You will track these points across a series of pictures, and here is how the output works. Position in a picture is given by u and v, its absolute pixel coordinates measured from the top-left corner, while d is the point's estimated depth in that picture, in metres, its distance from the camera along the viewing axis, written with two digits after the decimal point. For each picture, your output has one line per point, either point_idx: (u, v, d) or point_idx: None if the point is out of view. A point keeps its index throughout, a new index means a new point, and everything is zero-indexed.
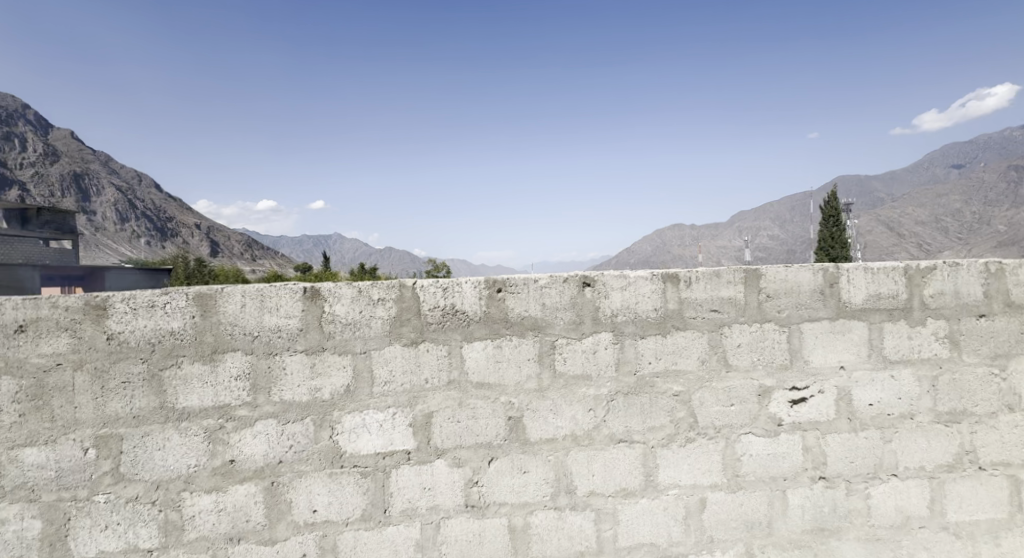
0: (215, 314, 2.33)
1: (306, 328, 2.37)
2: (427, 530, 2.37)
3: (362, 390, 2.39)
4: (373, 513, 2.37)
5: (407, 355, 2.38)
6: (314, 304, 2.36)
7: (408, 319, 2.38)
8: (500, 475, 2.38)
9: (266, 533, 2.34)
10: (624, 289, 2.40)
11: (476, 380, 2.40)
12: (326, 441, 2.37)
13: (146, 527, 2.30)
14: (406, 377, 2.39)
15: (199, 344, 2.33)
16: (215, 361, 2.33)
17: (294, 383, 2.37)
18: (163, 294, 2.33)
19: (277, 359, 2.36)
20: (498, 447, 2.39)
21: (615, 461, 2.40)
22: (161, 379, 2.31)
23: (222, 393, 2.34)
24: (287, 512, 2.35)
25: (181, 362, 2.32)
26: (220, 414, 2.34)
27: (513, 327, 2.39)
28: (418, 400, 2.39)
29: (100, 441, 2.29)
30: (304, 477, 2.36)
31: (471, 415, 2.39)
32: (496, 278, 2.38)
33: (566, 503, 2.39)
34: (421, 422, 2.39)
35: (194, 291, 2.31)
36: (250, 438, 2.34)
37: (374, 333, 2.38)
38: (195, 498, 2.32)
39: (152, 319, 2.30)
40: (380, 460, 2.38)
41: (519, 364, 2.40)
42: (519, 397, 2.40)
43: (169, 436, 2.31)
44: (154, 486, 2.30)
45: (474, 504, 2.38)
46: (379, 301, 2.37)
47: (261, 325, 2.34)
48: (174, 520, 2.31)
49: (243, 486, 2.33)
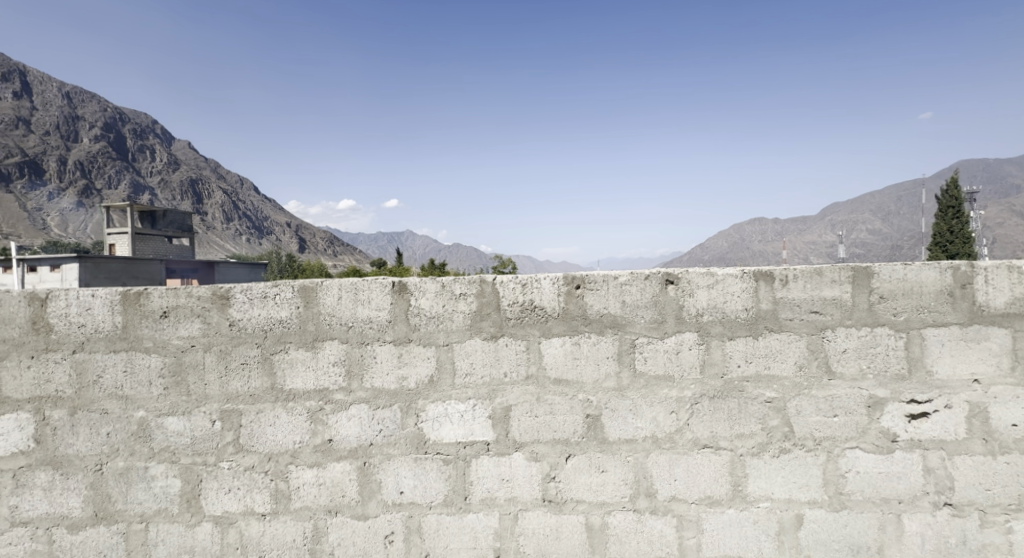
0: (316, 305, 2.48)
1: (395, 320, 2.46)
2: (505, 520, 2.39)
3: (444, 381, 2.44)
4: (455, 499, 2.42)
5: (487, 349, 2.41)
6: (402, 298, 2.45)
7: (487, 313, 2.41)
8: (577, 472, 2.36)
9: (359, 508, 2.46)
10: (710, 288, 2.28)
11: (554, 376, 2.38)
12: (412, 427, 2.45)
13: (261, 493, 2.49)
14: (486, 370, 2.42)
15: (303, 333, 2.48)
16: (316, 348, 2.48)
17: (383, 371, 2.47)
18: (274, 286, 2.51)
19: (369, 349, 2.47)
20: (576, 444, 2.36)
21: (700, 467, 2.30)
22: (272, 362, 2.49)
23: (322, 378, 2.48)
24: (377, 491, 2.46)
25: (288, 347, 2.48)
26: (320, 396, 2.48)
27: (592, 324, 2.35)
28: (497, 393, 2.42)
29: (224, 415, 2.50)
30: (392, 459, 2.45)
31: (548, 410, 2.38)
32: (576, 274, 2.34)
33: (646, 507, 2.32)
34: (500, 414, 2.41)
35: (300, 284, 2.49)
36: (345, 419, 2.47)
37: (456, 327, 2.43)
38: (299, 471, 2.48)
39: (265, 309, 2.48)
40: (461, 449, 2.43)
41: (597, 363, 2.35)
42: (597, 396, 2.36)
43: (279, 414, 2.48)
44: (267, 458, 2.49)
45: (552, 498, 2.37)
46: (460, 296, 2.42)
47: (354, 316, 2.47)
48: (283, 489, 2.48)
49: (340, 464, 2.47)
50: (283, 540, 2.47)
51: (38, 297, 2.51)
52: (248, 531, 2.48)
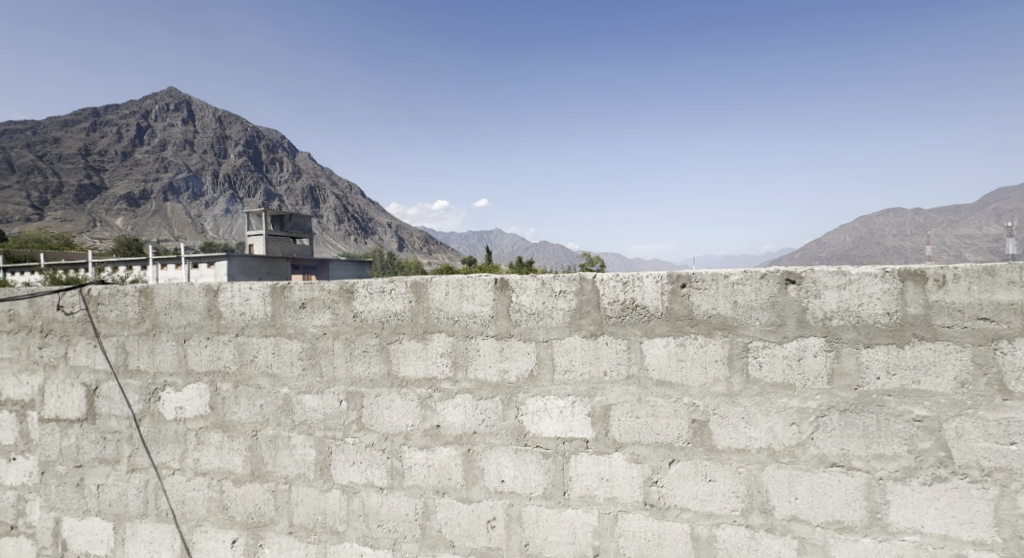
0: (426, 300, 2.63)
1: (497, 315, 2.52)
2: (604, 519, 2.34)
3: (544, 377, 2.45)
4: (554, 493, 2.43)
5: (586, 347, 2.38)
6: (503, 294, 2.50)
7: (587, 311, 2.37)
8: (682, 478, 2.24)
9: (464, 492, 2.56)
10: (843, 288, 2.06)
11: (656, 377, 2.29)
12: (512, 419, 2.50)
13: (379, 467, 2.71)
14: (586, 368, 2.39)
15: (414, 325, 2.66)
16: (426, 339, 2.63)
17: (485, 364, 2.54)
18: (391, 282, 2.72)
19: (473, 342, 2.56)
20: (680, 449, 2.25)
21: (827, 488, 2.09)
22: (389, 350, 2.70)
23: (431, 367, 2.62)
24: (480, 477, 2.54)
25: (402, 338, 2.68)
26: (429, 384, 2.63)
27: (699, 325, 2.22)
28: (597, 391, 2.37)
29: (349, 396, 2.77)
30: (493, 449, 2.52)
31: (651, 412, 2.29)
32: (681, 272, 2.24)
33: (761, 523, 2.15)
34: (599, 413, 2.37)
35: (412, 281, 2.65)
36: (451, 407, 2.59)
37: (556, 324, 2.43)
38: (411, 451, 2.65)
39: (383, 303, 2.71)
40: (560, 444, 2.43)
41: (705, 366, 2.22)
42: (704, 400, 2.23)
43: (394, 398, 2.69)
44: (384, 437, 2.70)
45: (654, 503, 2.28)
46: (560, 293, 2.41)
47: (460, 311, 2.57)
48: (397, 466, 2.67)
49: (447, 448, 2.59)
50: (398, 514, 2.66)
51: (212, 289, 3.03)
52: (369, 500, 2.72)
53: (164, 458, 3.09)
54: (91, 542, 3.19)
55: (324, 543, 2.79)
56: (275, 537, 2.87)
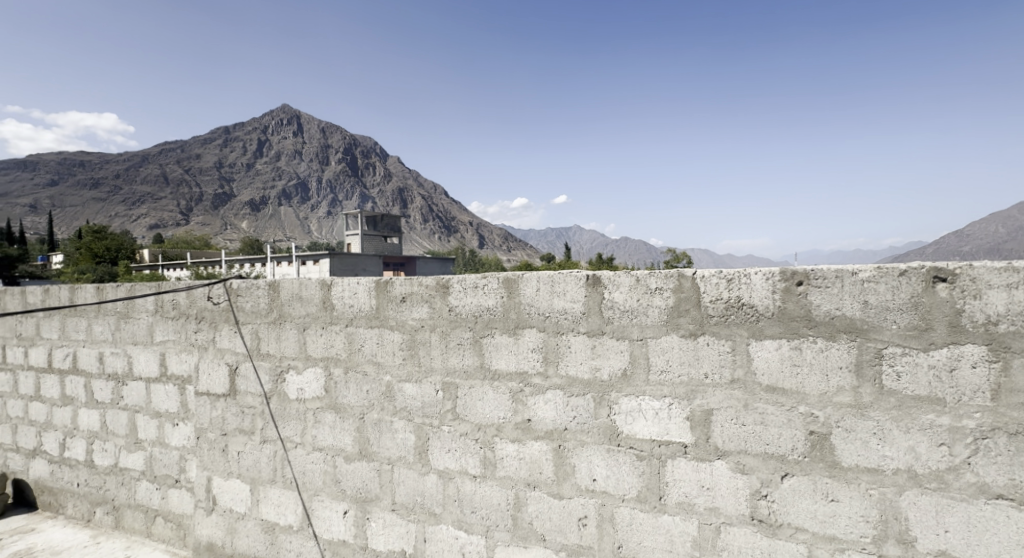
0: (517, 296, 2.64)
1: (589, 312, 2.47)
2: (705, 530, 2.21)
3: (638, 376, 2.37)
4: (649, 497, 2.32)
5: (685, 347, 2.26)
6: (595, 291, 2.46)
7: (686, 310, 2.26)
8: (797, 495, 2.05)
9: (555, 487, 2.53)
10: (1013, 288, 1.76)
11: (766, 383, 2.11)
12: (604, 418, 2.43)
13: (473, 457, 2.74)
14: (684, 369, 2.27)
15: (506, 320, 2.68)
16: (517, 334, 2.64)
17: (577, 361, 2.50)
18: (484, 277, 2.76)
19: (564, 339, 2.53)
20: (795, 462, 2.06)
21: (988, 523, 1.80)
22: (481, 344, 2.74)
23: (522, 361, 2.63)
24: (571, 474, 2.50)
25: (494, 332, 2.71)
26: (520, 379, 2.64)
27: (819, 328, 2.02)
28: (696, 394, 2.25)
29: (445, 386, 2.84)
30: (585, 446, 2.47)
31: (759, 420, 2.12)
32: (797, 269, 2.04)
33: (897, 555, 1.92)
34: (699, 417, 2.24)
35: (503, 276, 2.66)
36: (542, 403, 2.58)
37: (652, 322, 2.33)
38: (503, 443, 2.67)
39: (476, 298, 2.75)
40: (655, 448, 2.32)
41: (826, 373, 2.02)
42: (825, 411, 2.02)
43: (487, 391, 2.72)
44: (477, 428, 2.74)
45: (763, 519, 2.11)
46: (656, 291, 2.32)
47: (551, 308, 2.56)
48: (490, 457, 2.70)
49: (539, 443, 2.58)
50: (491, 503, 2.68)
51: (326, 283, 3.26)
52: (463, 487, 2.77)
53: (288, 432, 3.34)
54: (234, 499, 3.51)
55: (423, 524, 2.87)
56: (380, 513, 3.00)
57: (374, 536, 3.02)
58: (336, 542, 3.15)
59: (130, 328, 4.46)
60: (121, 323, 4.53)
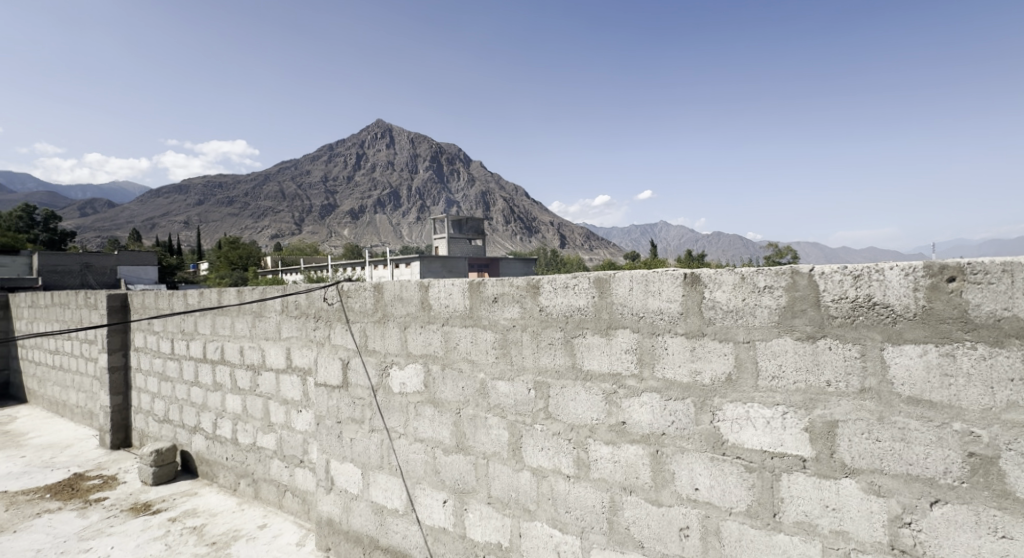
0: (609, 295, 2.54)
1: (687, 312, 2.32)
2: (830, 555, 1.99)
3: (745, 382, 2.18)
4: (761, 513, 2.13)
5: (802, 351, 2.04)
6: (694, 290, 2.30)
7: (802, 310, 2.04)
8: (950, 526, 1.78)
9: (653, 493, 2.40)
10: None
11: (906, 395, 1.86)
12: (707, 424, 2.27)
13: (567, 456, 2.67)
14: (801, 376, 2.05)
15: (598, 320, 2.58)
16: (610, 335, 2.54)
17: (675, 364, 2.35)
18: (575, 277, 2.68)
19: (660, 340, 2.39)
20: (948, 489, 1.79)
21: None
22: (573, 344, 2.66)
23: (616, 362, 2.53)
24: (671, 481, 2.35)
25: (586, 333, 2.62)
26: (613, 380, 2.53)
27: (976, 332, 1.74)
28: (816, 403, 2.02)
29: (537, 385, 2.79)
30: (685, 453, 2.32)
31: (898, 436, 1.86)
32: (947, 263, 1.77)
33: None
34: (821, 429, 2.01)
35: (594, 276, 2.57)
36: (638, 405, 2.45)
37: (760, 323, 2.14)
38: (597, 445, 2.57)
39: (567, 298, 2.67)
40: (767, 460, 2.12)
41: (988, 386, 1.73)
42: (988, 430, 1.73)
43: (579, 391, 2.64)
44: (569, 428, 2.67)
45: (906, 549, 1.85)
46: (765, 289, 2.12)
47: (646, 307, 2.43)
48: (583, 458, 2.61)
49: (634, 447, 2.46)
50: (585, 504, 2.60)
51: (424, 285, 3.34)
52: (557, 486, 2.70)
53: (393, 423, 3.45)
54: (348, 481, 3.71)
55: (518, 519, 2.85)
56: (477, 505, 3.02)
57: (472, 526, 3.05)
58: (437, 529, 3.22)
59: (262, 324, 4.86)
60: (255, 320, 4.94)
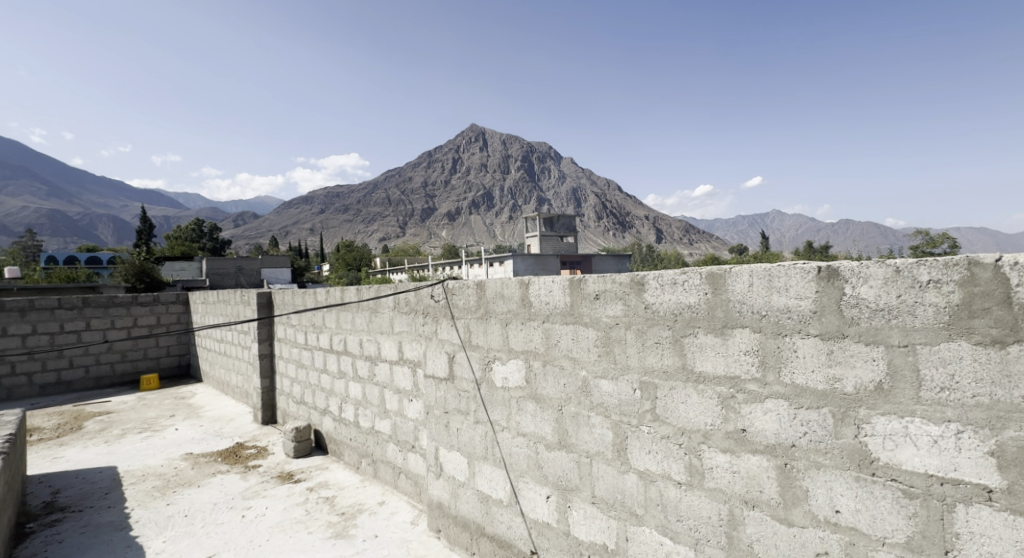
0: (725, 291, 2.27)
1: (822, 311, 2.01)
2: None
3: (902, 393, 1.84)
4: (926, 547, 1.80)
5: (982, 360, 1.69)
6: (832, 286, 1.98)
7: (985, 309, 1.69)
8: None
9: (781, 511, 2.12)
10: None
11: None
12: (850, 439, 1.95)
13: (677, 462, 2.45)
14: (982, 388, 1.70)
15: (712, 318, 2.32)
16: (726, 335, 2.28)
17: (807, 368, 2.06)
18: (684, 271, 2.43)
19: (787, 341, 2.10)
20: None
21: None
22: (682, 344, 2.43)
23: (733, 364, 2.26)
24: (803, 499, 2.06)
25: (697, 332, 2.37)
26: (730, 384, 2.27)
27: None
28: (1007, 422, 1.66)
29: (643, 385, 2.59)
30: (822, 470, 2.02)
31: None
32: None
33: None
34: (1012, 456, 1.65)
35: (707, 271, 2.32)
36: (761, 413, 2.18)
37: (922, 324, 1.80)
38: (712, 453, 2.33)
39: (675, 295, 2.44)
40: (934, 486, 1.78)
41: None
42: None
43: (690, 394, 2.40)
44: (680, 432, 2.44)
45: None
46: (929, 284, 1.77)
47: (769, 305, 2.14)
48: (696, 464, 2.38)
49: (756, 457, 2.19)
50: (699, 514, 2.36)
51: (524, 282, 3.24)
52: (667, 493, 2.48)
53: (496, 416, 3.39)
54: (455, 469, 3.71)
55: (625, 522, 2.66)
56: (580, 503, 2.88)
57: (576, 525, 2.91)
58: (541, 523, 3.11)
59: (377, 320, 5.03)
60: (371, 316, 5.13)
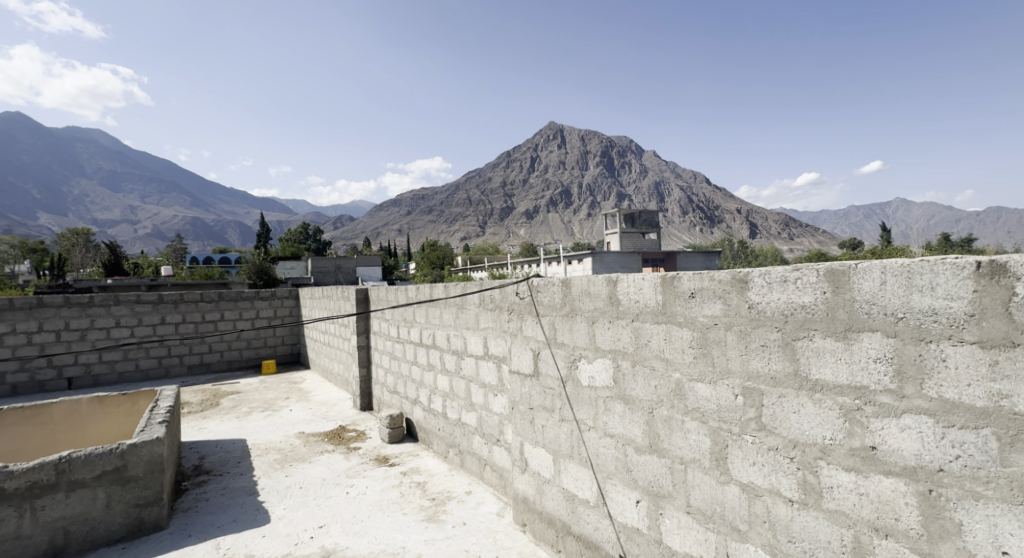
0: (849, 291, 1.98)
1: (982, 314, 1.69)
2: None
3: None
4: None
5: None
6: (997, 285, 1.66)
7: None
8: None
9: (923, 544, 1.83)
10: None
11: None
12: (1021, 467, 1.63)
13: (788, 478, 2.18)
14: None
15: (832, 320, 2.04)
16: (850, 339, 1.99)
17: (959, 382, 1.75)
18: (796, 268, 2.16)
19: (931, 349, 1.80)
20: None
21: None
22: (794, 348, 2.15)
23: (859, 373, 1.97)
24: (954, 534, 1.76)
25: (813, 335, 2.10)
26: (857, 394, 1.98)
27: None
28: None
29: (746, 391, 2.32)
30: (981, 501, 1.70)
31: None
32: None
33: None
34: None
35: (826, 267, 2.04)
36: (895, 429, 1.88)
37: None
38: (831, 470, 2.05)
39: (785, 294, 2.17)
40: None
41: None
42: None
43: (804, 403, 2.13)
44: (791, 444, 2.17)
45: None
46: None
47: (908, 306, 1.84)
48: (812, 482, 2.10)
49: (890, 480, 1.90)
50: (815, 536, 2.10)
51: (612, 279, 3.01)
52: (776, 510, 2.22)
53: (582, 415, 3.20)
54: (541, 465, 3.55)
55: (724, 537, 2.41)
56: (674, 512, 2.63)
57: (669, 533, 2.67)
58: (630, 528, 2.88)
59: (464, 315, 4.99)
60: (458, 312, 5.10)
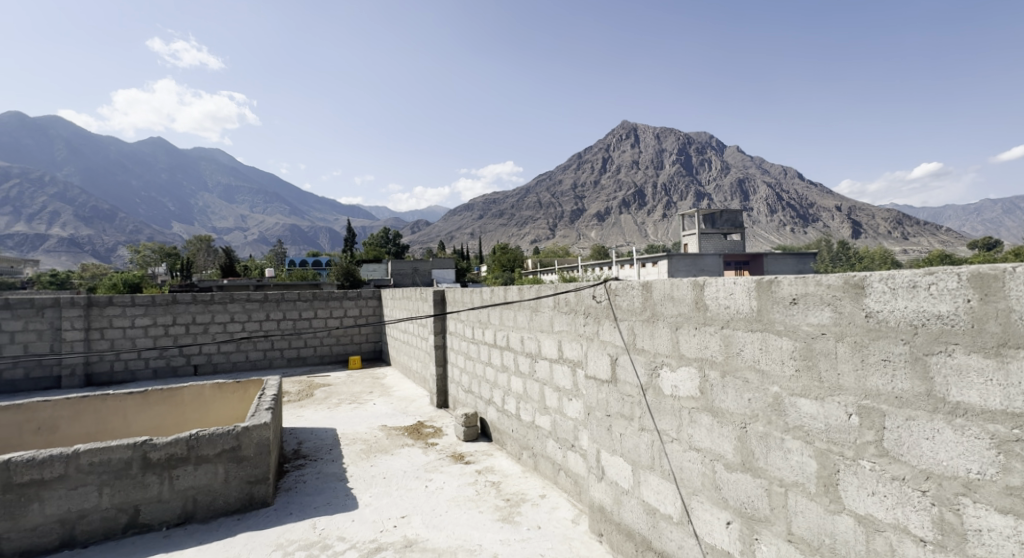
0: (1004, 299, 1.62)
1: None
2: None
3: None
4: None
5: None
6: None
7: None
8: None
9: None
10: None
11: None
12: None
13: (918, 513, 1.82)
14: None
15: (980, 334, 1.68)
16: (1005, 357, 1.63)
17: None
18: (928, 273, 1.80)
19: None
20: None
21: None
22: (926, 364, 1.80)
23: (1019, 397, 1.61)
24: None
25: (953, 350, 1.74)
26: (1014, 422, 1.62)
27: None
28: None
29: (862, 410, 1.96)
30: None
31: None
32: None
33: None
34: None
35: (970, 270, 1.68)
36: None
37: None
38: (980, 511, 1.68)
39: (914, 301, 1.81)
40: None
41: None
42: None
43: (940, 429, 1.77)
44: (923, 475, 1.80)
45: None
46: None
47: None
48: (953, 522, 1.74)
49: None
50: None
51: (698, 282, 2.66)
52: (904, 550, 1.86)
53: (664, 426, 2.84)
54: (619, 475, 3.23)
55: None
56: (771, 539, 2.28)
57: None
58: (720, 551, 2.51)
59: (538, 318, 4.73)
60: (533, 315, 4.85)
